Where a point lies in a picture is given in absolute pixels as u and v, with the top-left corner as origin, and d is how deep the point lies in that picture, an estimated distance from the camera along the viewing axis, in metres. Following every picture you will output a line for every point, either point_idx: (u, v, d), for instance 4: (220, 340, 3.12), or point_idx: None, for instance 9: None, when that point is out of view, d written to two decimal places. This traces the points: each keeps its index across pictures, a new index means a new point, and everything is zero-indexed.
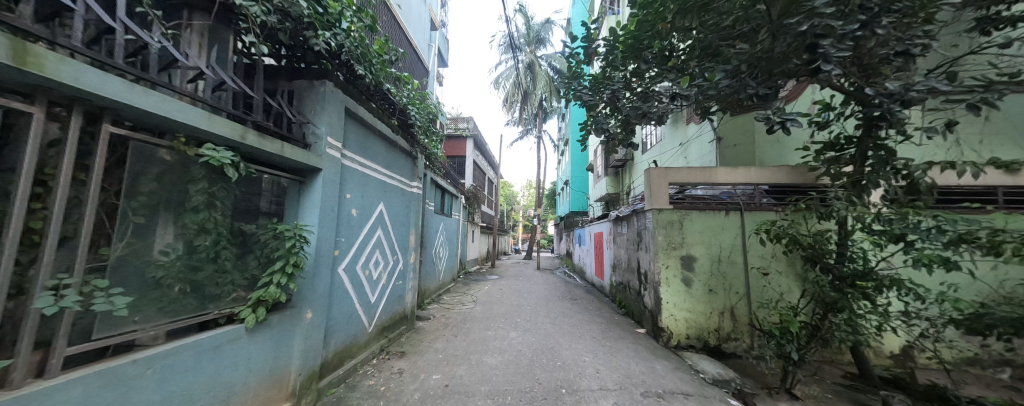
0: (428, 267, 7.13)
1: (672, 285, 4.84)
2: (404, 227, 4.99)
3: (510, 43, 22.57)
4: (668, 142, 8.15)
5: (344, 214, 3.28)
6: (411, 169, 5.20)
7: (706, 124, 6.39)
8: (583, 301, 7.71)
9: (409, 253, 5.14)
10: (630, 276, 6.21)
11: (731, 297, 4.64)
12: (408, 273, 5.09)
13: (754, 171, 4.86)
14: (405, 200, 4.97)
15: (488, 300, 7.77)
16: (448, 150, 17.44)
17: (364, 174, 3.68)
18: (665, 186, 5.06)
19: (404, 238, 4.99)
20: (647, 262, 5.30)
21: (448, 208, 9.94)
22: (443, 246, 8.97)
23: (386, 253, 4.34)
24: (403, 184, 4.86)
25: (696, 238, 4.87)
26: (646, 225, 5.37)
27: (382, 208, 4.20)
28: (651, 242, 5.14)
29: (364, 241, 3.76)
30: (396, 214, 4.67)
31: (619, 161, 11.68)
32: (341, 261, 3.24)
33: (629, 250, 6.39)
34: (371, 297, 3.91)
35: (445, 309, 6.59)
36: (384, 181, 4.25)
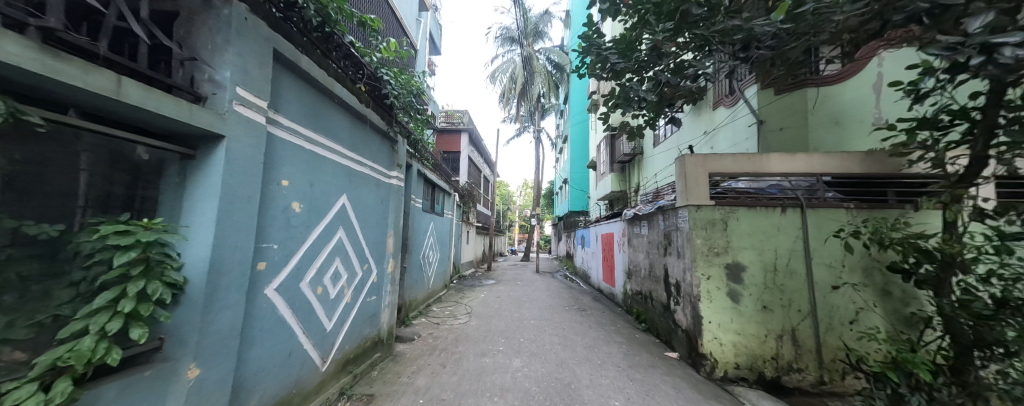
0: (413, 275, 6.08)
1: (716, 301, 3.88)
2: (380, 228, 3.96)
3: (508, 35, 21.57)
4: (689, 132, 7.25)
5: (276, 208, 2.25)
6: (390, 156, 4.17)
7: (743, 106, 5.40)
8: (594, 313, 6.72)
9: (387, 261, 4.12)
10: (654, 286, 5.24)
11: (792, 316, 3.70)
12: (385, 286, 4.06)
13: (816, 159, 3.92)
14: (380, 194, 3.95)
15: (484, 311, 6.77)
16: (442, 146, 16.40)
17: (312, 155, 2.64)
18: (705, 177, 4.12)
19: (380, 242, 3.96)
20: (680, 270, 4.35)
21: (440, 206, 8.93)
22: (433, 249, 7.94)
23: (352, 262, 3.32)
24: (377, 174, 3.84)
25: (743, 242, 3.92)
26: (679, 225, 4.42)
27: (346, 202, 3.18)
28: (687, 247, 4.19)
29: (316, 248, 2.73)
30: (367, 211, 3.64)
31: (628, 156, 10.74)
32: (270, 278, 2.21)
33: (651, 257, 5.43)
34: (327, 323, 2.88)
35: (434, 325, 5.57)
36: (349, 167, 3.23)
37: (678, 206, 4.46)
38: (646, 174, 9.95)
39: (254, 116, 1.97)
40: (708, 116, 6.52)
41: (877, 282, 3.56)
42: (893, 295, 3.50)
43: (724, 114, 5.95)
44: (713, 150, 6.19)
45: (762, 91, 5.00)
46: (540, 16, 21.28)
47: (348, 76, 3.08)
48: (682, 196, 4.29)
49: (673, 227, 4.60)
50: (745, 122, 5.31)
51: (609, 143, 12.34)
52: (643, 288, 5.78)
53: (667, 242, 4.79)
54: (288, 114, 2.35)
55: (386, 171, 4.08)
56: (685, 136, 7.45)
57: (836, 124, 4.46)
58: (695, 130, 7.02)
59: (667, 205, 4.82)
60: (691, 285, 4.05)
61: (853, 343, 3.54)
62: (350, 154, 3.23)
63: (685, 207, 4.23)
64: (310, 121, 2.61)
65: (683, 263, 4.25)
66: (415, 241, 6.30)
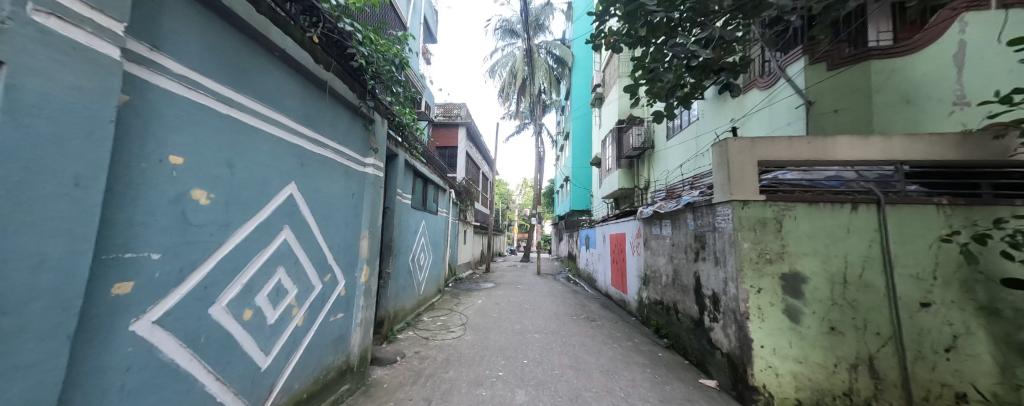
0: (399, 281, 5.29)
1: (769, 320, 3.11)
2: (350, 228, 3.16)
3: (508, 27, 20.76)
4: (712, 121, 6.48)
5: (158, 198, 1.45)
6: (364, 139, 3.35)
7: (784, 87, 4.63)
8: (605, 324, 5.94)
9: (361, 268, 3.33)
10: (681, 296, 4.45)
11: (868, 340, 2.94)
12: (357, 300, 3.27)
13: (896, 143, 3.13)
14: (350, 186, 3.15)
15: (482, 321, 6.00)
16: (439, 141, 15.60)
17: (234, 123, 1.84)
18: (753, 166, 3.35)
19: (351, 246, 3.17)
20: (717, 280, 3.58)
21: (434, 204, 8.14)
22: (426, 250, 7.17)
23: (307, 273, 2.53)
24: (345, 160, 3.03)
25: (803, 246, 3.16)
26: (716, 225, 3.65)
27: (296, 194, 2.38)
28: (728, 252, 3.41)
29: (243, 255, 1.93)
30: (330, 206, 2.84)
31: (637, 150, 9.99)
32: (144, 306, 1.41)
33: (676, 262, 4.65)
34: (262, 360, 2.09)
35: (423, 340, 4.79)
36: (300, 147, 2.43)
37: (716, 202, 3.68)
38: (658, 169, 9.18)
39: (87, 40, 1.15)
40: (736, 101, 5.76)
41: (979, 298, 2.81)
42: (1004, 315, 2.72)
43: (757, 97, 5.19)
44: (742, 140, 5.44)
45: (812, 66, 4.20)
46: (541, 6, 20.40)
47: (295, 23, 2.23)
48: (722, 190, 3.52)
49: (708, 227, 3.82)
50: (786, 105, 4.54)
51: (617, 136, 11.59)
52: (665, 298, 5.01)
53: (699, 245, 4.02)
54: (182, 56, 1.54)
55: (358, 158, 3.26)
56: (706, 125, 6.69)
57: (909, 103, 3.69)
58: (718, 118, 6.27)
59: (699, 202, 4.04)
60: (736, 300, 3.27)
61: (950, 376, 2.78)
62: (301, 130, 2.42)
63: (727, 203, 3.45)
64: (228, 73, 1.80)
65: (723, 271, 3.48)
66: (401, 243, 5.52)
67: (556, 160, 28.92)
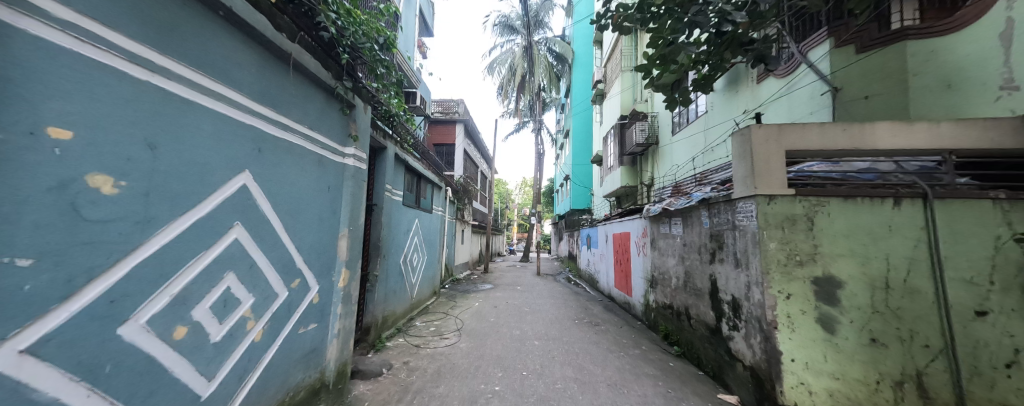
0: (387, 284, 4.91)
1: (801, 330, 2.75)
2: (325, 226, 2.78)
3: (507, 23, 20.37)
4: (723, 114, 6.13)
5: (27, 180, 1.05)
6: (343, 127, 2.98)
7: (805, 74, 4.28)
8: (609, 329, 5.57)
9: (340, 272, 2.95)
10: (695, 301, 4.08)
11: (916, 354, 2.58)
12: (335, 308, 2.89)
13: (945, 129, 2.76)
14: (325, 178, 2.77)
15: (478, 326, 5.63)
16: (436, 138, 15.21)
17: (157, 93, 1.46)
18: (779, 156, 2.98)
19: (326, 247, 2.79)
20: (739, 284, 3.21)
21: (428, 202, 7.76)
22: (419, 250, 6.80)
23: (267, 279, 2.15)
24: (318, 148, 2.65)
25: (838, 246, 2.79)
26: (736, 223, 3.28)
27: (252, 185, 2.00)
28: (752, 254, 3.04)
29: (174, 259, 1.54)
30: (299, 200, 2.46)
31: (640, 146, 9.63)
32: (6, 328, 1.00)
33: (688, 263, 4.27)
34: (204, 388, 1.71)
35: (413, 349, 4.41)
36: (257, 129, 2.05)
37: (735, 197, 3.31)
38: (664, 166, 8.83)
39: None
40: (750, 91, 5.43)
41: None
42: None
43: (775, 86, 4.84)
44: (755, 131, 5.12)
45: (838, 49, 3.89)
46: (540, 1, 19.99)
47: None
48: (744, 184, 3.14)
49: (727, 226, 3.45)
50: (808, 94, 4.20)
51: (619, 132, 11.25)
52: (675, 302, 4.64)
53: (715, 245, 3.65)
54: None
55: (336, 148, 2.89)
56: (717, 118, 6.36)
57: (950, 88, 3.33)
58: (730, 110, 5.93)
59: (715, 197, 3.67)
60: (762, 307, 2.90)
61: (1013, 397, 2.42)
62: (258, 109, 2.04)
63: (749, 198, 3.08)
64: (147, 27, 1.42)
65: (746, 275, 3.10)
66: (392, 242, 5.14)
67: (556, 158, 28.54)
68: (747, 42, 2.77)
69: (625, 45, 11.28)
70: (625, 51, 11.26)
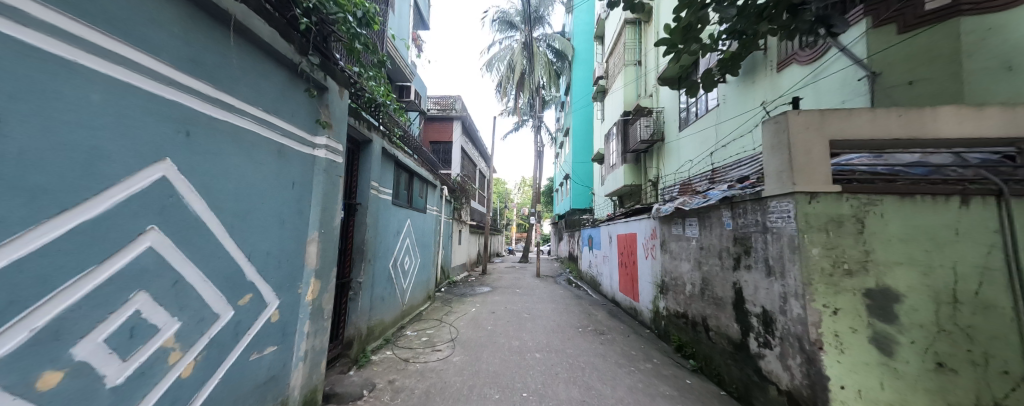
0: (374, 291, 4.47)
1: (851, 352, 2.33)
2: (288, 229, 2.33)
3: (507, 19, 19.94)
4: (737, 107, 5.74)
5: None
6: (312, 112, 2.53)
7: (835, 59, 3.87)
8: (616, 339, 5.15)
9: (308, 282, 2.51)
10: (715, 312, 3.66)
11: (993, 382, 2.16)
12: (302, 326, 2.45)
13: (1020, 114, 2.35)
14: (288, 172, 2.32)
15: (475, 336, 5.19)
16: (432, 135, 14.81)
17: (16, 43, 1.02)
18: (822, 147, 2.56)
19: (290, 254, 2.35)
20: (773, 296, 2.78)
21: (422, 201, 7.32)
22: (412, 253, 6.37)
23: (202, 296, 1.70)
24: (277, 136, 2.21)
25: (893, 253, 2.38)
26: (768, 225, 2.85)
27: (176, 177, 1.56)
28: (790, 261, 2.62)
29: (41, 279, 1.09)
30: (250, 198, 2.01)
31: (645, 143, 9.22)
32: None
33: (706, 269, 3.86)
34: None
35: (401, 364, 3.97)
36: (184, 107, 1.60)
37: (767, 196, 2.88)
38: (671, 163, 8.43)
39: None
40: (769, 80, 5.02)
41: None
42: None
43: (799, 75, 4.43)
44: None
45: (876, 30, 3.47)
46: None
47: None
48: (778, 180, 2.72)
49: (755, 228, 3.03)
50: (839, 81, 3.78)
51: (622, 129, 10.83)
52: (690, 310, 4.22)
53: (741, 250, 3.23)
54: None
55: (303, 137, 2.45)
56: (731, 111, 5.95)
57: (1011, 70, 2.87)
58: (746, 102, 5.54)
59: (739, 196, 3.25)
60: (803, 324, 2.48)
61: None
62: (185, 82, 1.60)
63: (784, 196, 2.66)
64: None
65: (781, 285, 2.68)
66: (379, 245, 4.71)
67: (556, 157, 28.10)
68: (794, 6, 2.38)
69: (629, 38, 10.78)
70: (629, 44, 10.75)
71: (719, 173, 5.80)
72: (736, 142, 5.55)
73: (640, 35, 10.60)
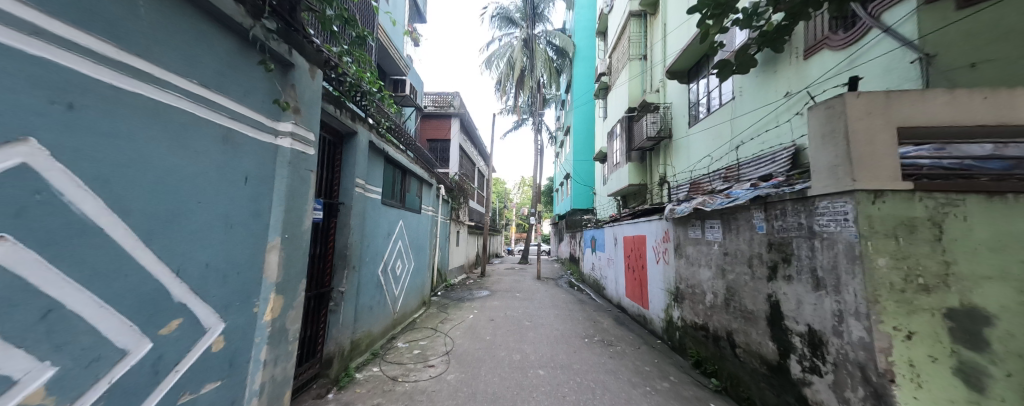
0: (360, 300, 4.03)
1: (932, 386, 1.90)
2: (239, 234, 1.88)
3: (507, 15, 19.52)
4: (757, 100, 5.33)
5: None
6: (272, 91, 2.08)
7: (878, 41, 3.44)
8: (626, 351, 4.72)
9: (267, 298, 2.06)
10: (743, 327, 3.23)
11: None
12: (257, 353, 1.99)
13: None
14: (238, 164, 1.87)
15: (471, 349, 4.74)
16: (430, 133, 14.39)
17: None
18: (887, 136, 2.13)
19: (241, 265, 1.90)
20: (823, 313, 2.35)
21: (416, 201, 6.87)
22: (405, 257, 5.94)
23: (98, 330, 1.24)
24: (221, 118, 1.75)
25: (980, 265, 1.95)
26: (815, 229, 2.43)
27: (48, 166, 1.10)
28: (847, 273, 2.19)
29: None
30: (181, 195, 1.56)
31: (652, 140, 8.78)
32: None
33: (732, 277, 3.43)
34: None
35: (388, 384, 3.52)
36: (63, 68, 1.13)
37: (814, 194, 2.45)
38: (679, 161, 8.00)
39: None
40: (794, 69, 4.60)
41: None
42: None
43: (832, 61, 4.01)
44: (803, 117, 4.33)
45: (928, 6, 3.02)
46: None
47: None
48: (831, 175, 2.28)
49: (797, 232, 2.60)
50: (882, 67, 3.37)
51: (626, 126, 10.40)
52: (712, 323, 3.79)
53: (779, 257, 2.80)
54: None
55: (259, 121, 2.00)
56: (749, 104, 5.53)
57: None
58: (767, 94, 5.13)
59: (775, 194, 2.82)
60: (866, 350, 2.04)
61: None
62: (64, 34, 1.14)
63: (839, 195, 2.23)
64: None
65: (836, 302, 2.25)
66: (367, 249, 4.27)
67: (556, 157, 27.69)
68: None
69: (634, 31, 10.32)
70: (634, 38, 10.27)
71: (737, 171, 5.39)
72: (757, 139, 5.19)
73: (646, 28, 10.14)
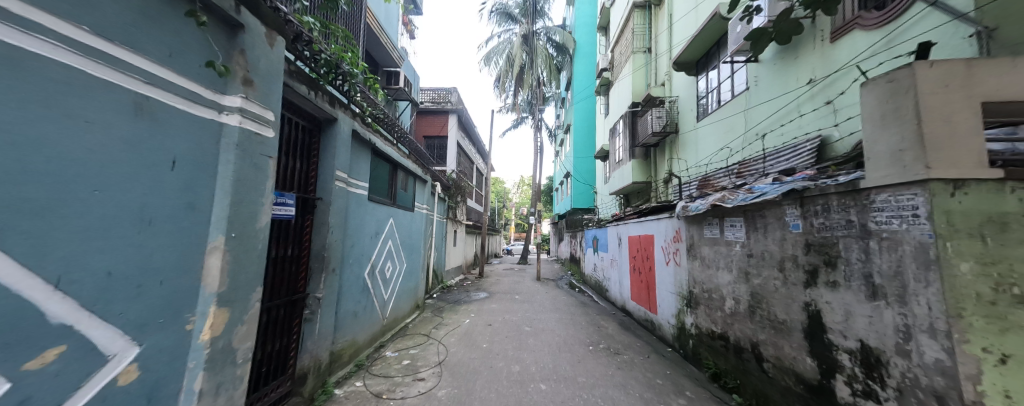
0: (341, 307, 3.63)
1: None
2: (163, 233, 1.47)
3: (505, 10, 19.09)
4: (774, 89, 4.96)
5: None
6: (214, 57, 1.70)
7: (923, 17, 3.05)
8: (635, 361, 4.32)
9: (205, 312, 1.65)
10: (773, 338, 2.84)
11: None
12: (190, 382, 1.58)
13: None
14: (162, 144, 1.47)
15: (466, 359, 4.32)
16: (426, 129, 13.98)
17: None
18: (968, 113, 1.74)
19: (167, 272, 1.49)
20: (884, 329, 1.95)
21: (409, 198, 6.46)
22: (396, 258, 5.53)
23: None
24: (129, 83, 1.34)
25: None
26: (871, 228, 2.04)
27: None
28: (917, 281, 1.79)
29: None
30: (68, 180, 1.15)
31: (657, 136, 8.38)
32: None
33: (758, 282, 3.04)
34: None
35: (370, 401, 3.12)
36: None
37: (869, 187, 2.06)
38: (686, 156, 7.63)
39: None
40: (819, 53, 4.22)
41: None
42: None
43: (864, 43, 3.64)
44: (830, 106, 3.97)
45: None
46: None
47: None
48: (894, 161, 1.89)
49: (845, 231, 2.21)
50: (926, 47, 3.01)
51: (629, 122, 10.01)
52: (733, 332, 3.40)
53: (819, 261, 2.40)
54: None
55: (194, 91, 1.61)
56: (765, 94, 5.16)
57: None
58: (785, 81, 4.76)
59: (815, 188, 2.42)
60: (947, 376, 1.65)
61: None
62: None
63: (905, 186, 1.83)
64: None
65: (901, 315, 1.86)
66: (350, 250, 3.87)
67: (556, 156, 27.30)
68: None
69: (637, 23, 9.94)
70: (637, 30, 9.88)
71: (751, 166, 5.07)
72: (774, 132, 4.86)
73: (650, 20, 9.76)
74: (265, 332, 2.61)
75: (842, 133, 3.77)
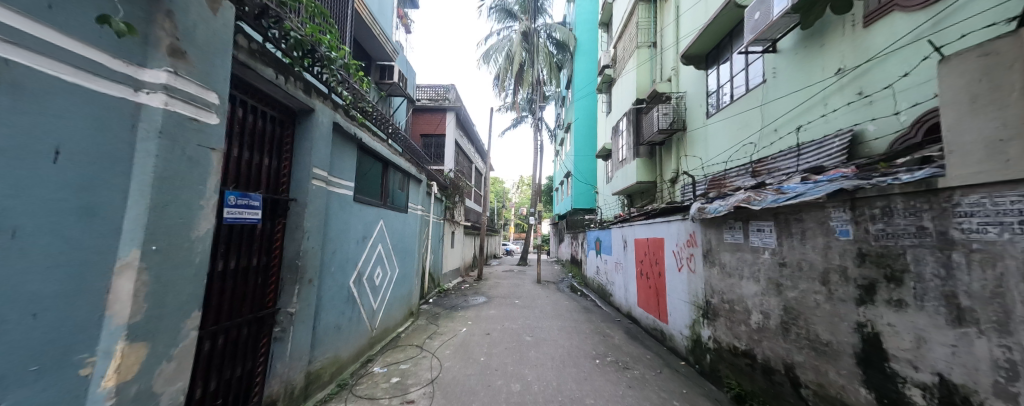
0: (319, 320, 3.23)
1: None
2: (38, 250, 1.07)
3: (505, 7, 18.67)
4: (796, 81, 4.58)
5: None
6: (125, 15, 1.30)
7: None
8: (647, 378, 3.93)
9: (110, 351, 1.25)
10: (814, 361, 2.45)
11: None
12: None
13: None
14: (40, 126, 1.07)
15: (462, 376, 3.91)
16: (423, 127, 13.57)
17: None
18: None
19: (45, 301, 1.09)
20: (976, 363, 1.56)
21: (402, 199, 6.08)
22: (387, 263, 5.14)
23: None
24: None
25: None
26: (953, 236, 1.65)
27: None
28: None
29: None
30: None
31: (663, 133, 8.00)
32: None
33: (794, 296, 2.65)
34: None
35: None
36: None
37: (949, 186, 1.67)
38: (695, 154, 7.26)
39: None
40: (849, 40, 3.84)
41: None
42: None
43: (904, 26, 3.25)
44: (863, 98, 3.61)
45: None
46: None
47: None
48: (989, 155, 1.50)
49: (915, 240, 1.82)
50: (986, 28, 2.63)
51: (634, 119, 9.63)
52: (761, 350, 3.02)
53: (878, 274, 2.02)
54: None
55: (92, 58, 1.21)
56: (784, 87, 4.78)
57: None
58: (809, 72, 4.37)
59: (872, 187, 2.03)
60: None
61: None
62: None
63: (1007, 186, 1.44)
64: None
65: (1004, 349, 1.47)
66: (332, 257, 3.48)
67: (556, 156, 26.92)
68: None
69: (642, 17, 9.55)
70: (642, 24, 9.49)
71: (769, 165, 4.73)
72: (795, 128, 4.50)
73: (655, 14, 9.38)
74: (221, 356, 2.22)
75: (879, 128, 3.43)
